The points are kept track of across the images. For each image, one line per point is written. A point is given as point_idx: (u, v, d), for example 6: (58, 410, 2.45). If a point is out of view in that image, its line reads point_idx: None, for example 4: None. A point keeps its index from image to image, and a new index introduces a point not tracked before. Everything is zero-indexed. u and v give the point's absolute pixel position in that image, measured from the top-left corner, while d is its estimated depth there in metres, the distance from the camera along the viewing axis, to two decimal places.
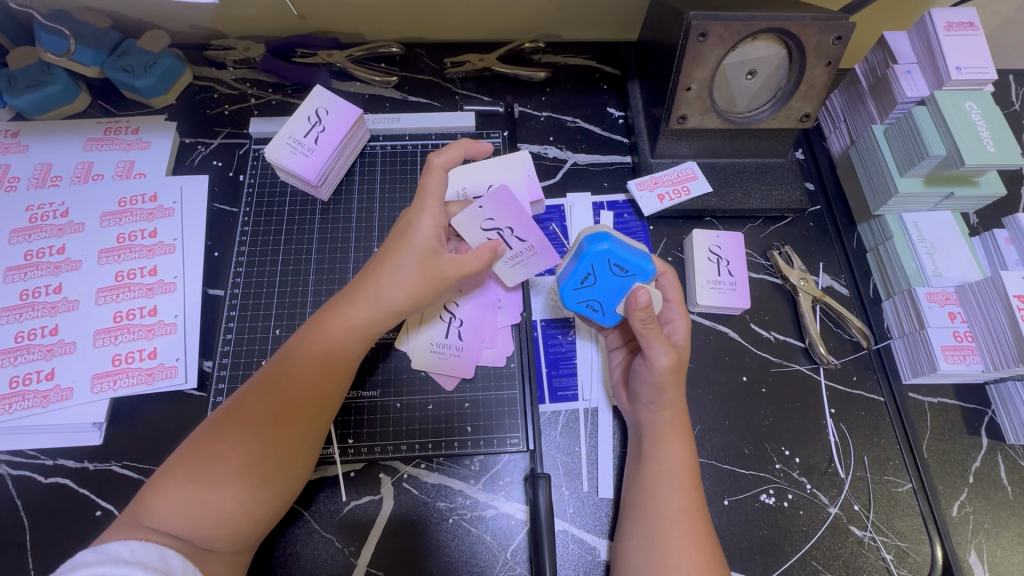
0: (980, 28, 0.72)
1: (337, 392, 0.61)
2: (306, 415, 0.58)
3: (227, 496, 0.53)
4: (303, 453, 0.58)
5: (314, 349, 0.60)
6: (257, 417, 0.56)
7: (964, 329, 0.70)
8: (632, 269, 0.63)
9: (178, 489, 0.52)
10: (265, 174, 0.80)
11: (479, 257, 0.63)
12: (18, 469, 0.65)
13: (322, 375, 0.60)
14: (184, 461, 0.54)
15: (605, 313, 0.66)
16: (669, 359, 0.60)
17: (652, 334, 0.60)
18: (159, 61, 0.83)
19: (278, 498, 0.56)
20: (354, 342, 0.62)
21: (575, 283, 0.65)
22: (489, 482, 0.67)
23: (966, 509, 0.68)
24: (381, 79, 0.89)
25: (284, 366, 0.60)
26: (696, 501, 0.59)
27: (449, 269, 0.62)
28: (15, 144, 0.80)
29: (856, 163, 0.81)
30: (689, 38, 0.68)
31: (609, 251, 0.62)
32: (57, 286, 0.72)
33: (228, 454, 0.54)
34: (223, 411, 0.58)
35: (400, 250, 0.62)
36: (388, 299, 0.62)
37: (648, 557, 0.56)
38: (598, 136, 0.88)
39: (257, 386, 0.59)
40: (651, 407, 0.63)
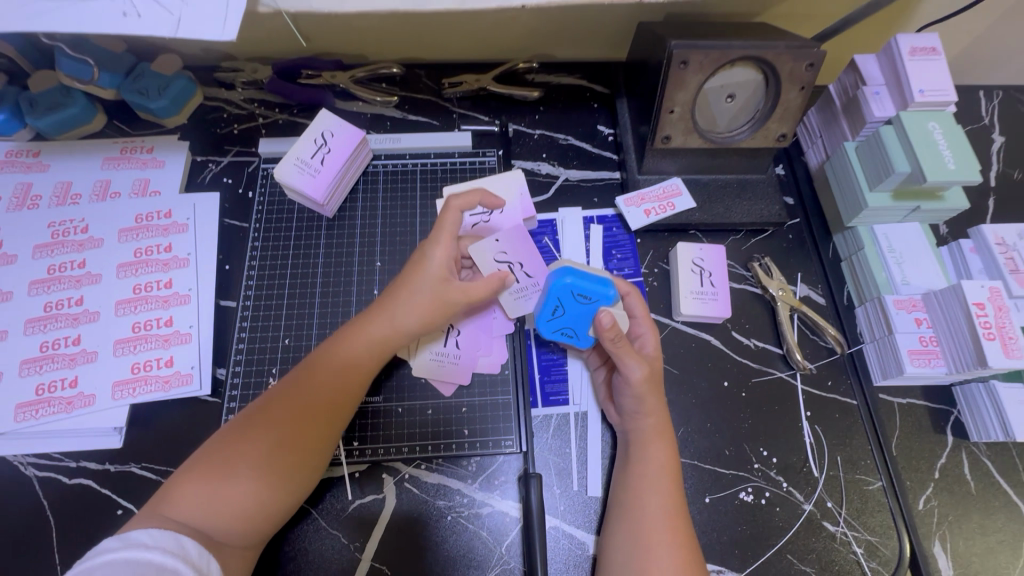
0: (942, 54, 0.77)
1: (351, 405, 0.66)
2: (322, 426, 0.63)
3: (244, 493, 0.57)
4: (315, 459, 0.63)
5: (333, 364, 0.65)
6: (278, 424, 0.61)
7: (929, 335, 0.75)
8: (596, 297, 0.68)
9: (199, 484, 0.57)
10: (273, 191, 0.85)
11: (485, 286, 0.69)
12: (43, 471, 0.70)
13: (341, 388, 0.65)
14: (206, 459, 0.59)
15: (579, 337, 0.72)
16: (643, 371, 0.66)
17: (623, 351, 0.65)
18: (173, 84, 0.88)
19: (288, 499, 0.61)
20: (370, 359, 0.67)
21: (547, 314, 0.70)
22: (485, 481, 0.72)
23: (932, 504, 0.73)
24: (382, 99, 0.93)
25: (304, 377, 0.65)
26: (678, 500, 0.63)
27: (458, 296, 0.68)
28: (37, 164, 0.85)
29: (831, 177, 0.86)
30: (670, 65, 0.73)
31: (571, 283, 0.67)
32: (78, 298, 0.76)
33: (249, 455, 0.59)
34: (245, 415, 0.63)
35: (414, 277, 0.68)
36: (402, 320, 0.67)
37: (632, 552, 0.60)
38: (588, 153, 0.93)
39: (279, 395, 0.63)
40: (635, 415, 0.68)
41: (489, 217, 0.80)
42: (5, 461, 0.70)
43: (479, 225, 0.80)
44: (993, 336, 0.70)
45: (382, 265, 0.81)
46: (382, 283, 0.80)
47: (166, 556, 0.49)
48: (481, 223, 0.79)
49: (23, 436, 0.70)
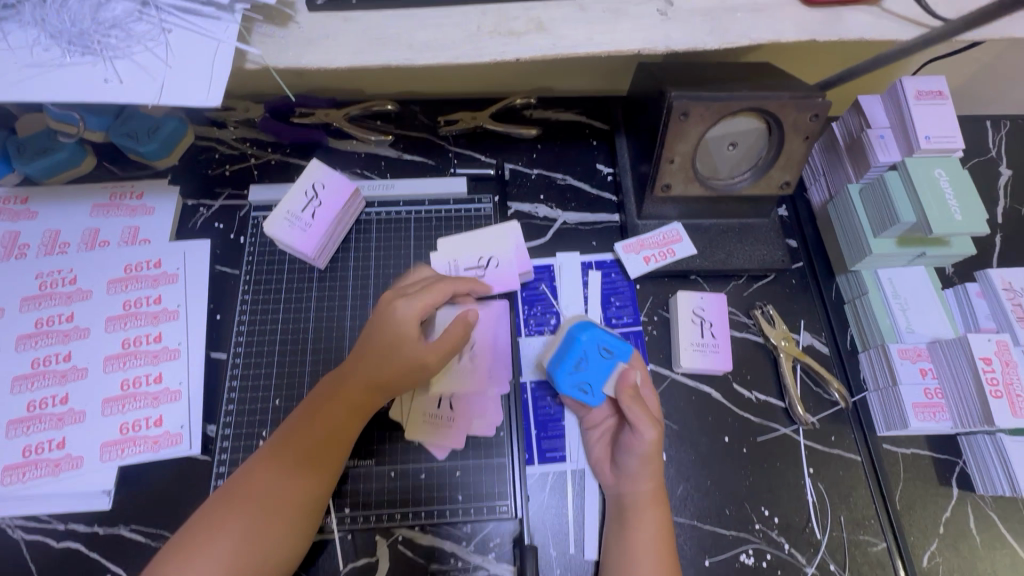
0: (949, 97, 0.75)
1: (332, 467, 0.65)
2: (301, 492, 0.62)
3: (225, 567, 0.57)
4: (298, 526, 0.62)
5: (312, 427, 0.65)
6: (257, 494, 0.61)
7: (934, 386, 0.74)
8: (616, 351, 0.68)
9: (176, 572, 0.57)
10: (264, 241, 0.83)
11: (457, 334, 0.67)
12: (31, 535, 0.69)
13: (319, 458, 0.64)
14: (184, 544, 0.59)
15: (595, 395, 0.67)
16: (655, 434, 0.65)
17: (640, 413, 0.64)
18: (165, 125, 0.86)
19: (273, 570, 0.60)
20: (349, 420, 0.65)
21: (568, 366, 0.68)
22: (480, 544, 0.70)
23: (936, 561, 0.71)
24: (377, 138, 0.92)
25: (284, 443, 0.64)
26: (672, 569, 0.62)
27: (429, 353, 0.65)
28: (25, 211, 0.83)
29: (834, 218, 0.84)
30: (670, 116, 0.70)
31: (594, 335, 0.68)
32: (66, 354, 0.75)
33: (229, 526, 0.59)
34: (229, 484, 0.63)
35: (382, 335, 0.65)
36: (376, 382, 0.65)
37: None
38: (587, 194, 0.91)
39: (260, 462, 0.64)
40: (634, 478, 0.66)
41: (485, 272, 0.79)
42: None
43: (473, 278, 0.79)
44: (1000, 394, 0.69)
45: None
46: None
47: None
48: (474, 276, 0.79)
49: (9, 501, 0.69)
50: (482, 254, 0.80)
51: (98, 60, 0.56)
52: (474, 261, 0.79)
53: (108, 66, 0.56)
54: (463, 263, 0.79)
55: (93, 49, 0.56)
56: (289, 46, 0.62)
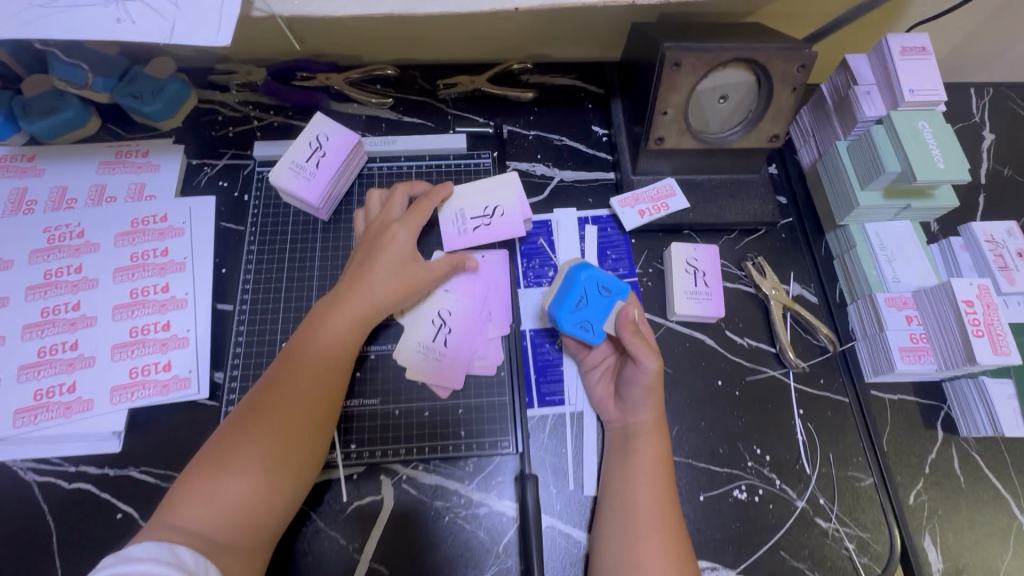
0: (932, 53, 0.77)
1: (339, 385, 0.68)
2: (313, 399, 0.65)
3: (250, 479, 0.59)
4: (314, 442, 0.65)
5: (317, 346, 0.68)
6: (271, 413, 0.63)
7: (919, 331, 0.76)
8: (614, 290, 0.71)
9: (199, 486, 0.58)
10: (269, 196, 0.85)
11: (446, 265, 0.75)
12: (43, 475, 0.70)
13: (329, 368, 0.67)
14: (203, 462, 0.60)
15: (596, 333, 0.71)
16: (656, 365, 0.67)
17: (641, 344, 0.67)
18: (167, 87, 0.88)
19: (293, 486, 0.62)
20: (351, 341, 0.69)
21: (569, 305, 0.71)
22: (482, 482, 0.72)
23: (922, 498, 0.74)
24: (377, 100, 0.94)
25: (290, 365, 0.66)
26: (670, 494, 0.65)
27: (424, 271, 0.74)
28: (31, 168, 0.85)
29: (823, 175, 0.87)
30: (663, 67, 0.73)
31: (592, 274, 0.71)
32: (75, 303, 0.76)
33: (247, 446, 0.60)
34: (237, 413, 0.64)
35: (380, 257, 0.72)
36: (379, 295, 0.71)
37: (624, 543, 0.62)
38: (583, 154, 0.93)
39: (267, 386, 0.65)
40: (639, 408, 0.69)
41: (490, 221, 0.81)
42: (5, 466, 0.70)
43: (479, 228, 0.80)
44: (982, 333, 0.71)
45: None
46: None
47: (160, 565, 0.49)
48: (481, 226, 0.80)
49: (21, 442, 0.71)
50: (487, 204, 0.82)
51: (110, 2, 0.56)
52: (481, 210, 0.81)
53: (121, 6, 0.56)
54: (469, 213, 0.81)
55: None
56: None
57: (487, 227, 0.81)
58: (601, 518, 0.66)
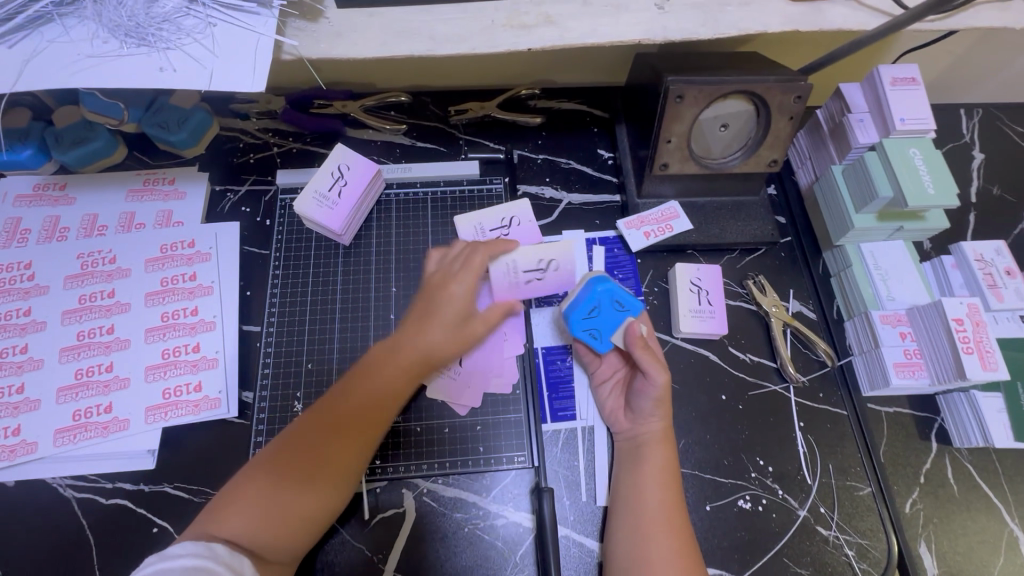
0: (920, 83, 0.82)
1: (377, 433, 0.70)
2: (354, 449, 0.68)
3: (282, 509, 0.63)
4: (344, 484, 0.67)
5: (362, 394, 0.70)
6: (311, 453, 0.66)
7: (913, 347, 0.80)
8: (628, 306, 0.75)
9: (241, 509, 0.62)
10: (292, 220, 0.89)
11: (500, 314, 0.75)
12: (81, 492, 0.74)
13: (374, 416, 0.69)
14: (247, 485, 0.64)
15: (603, 342, 0.75)
16: (665, 379, 0.71)
17: (650, 359, 0.71)
18: (191, 117, 0.91)
19: (319, 520, 0.66)
20: (398, 391, 0.71)
21: (582, 313, 0.75)
22: (498, 494, 0.76)
23: (918, 507, 0.78)
24: (391, 127, 0.98)
25: (334, 409, 0.69)
26: (676, 501, 0.69)
27: (475, 326, 0.74)
28: (64, 197, 0.89)
29: (819, 198, 0.91)
30: (667, 99, 0.77)
31: (610, 288, 0.75)
32: (109, 327, 0.80)
33: (284, 480, 0.64)
34: (280, 444, 0.67)
35: (440, 307, 0.73)
36: (431, 349, 0.72)
37: (633, 545, 0.66)
38: (589, 177, 0.97)
39: (310, 426, 0.68)
40: (647, 417, 0.73)
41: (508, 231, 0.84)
42: (45, 484, 0.74)
43: (498, 239, 0.84)
44: (971, 350, 0.75)
45: (397, 289, 0.85)
46: (398, 306, 0.84)
47: (198, 559, 0.55)
48: (499, 237, 0.84)
49: (61, 460, 0.74)
50: (503, 215, 0.85)
51: (153, 52, 0.60)
52: (497, 222, 0.84)
53: (163, 57, 0.60)
54: (522, 265, 0.77)
55: (149, 42, 0.60)
56: (321, 39, 0.67)
57: (505, 237, 0.84)
58: (611, 524, 0.70)
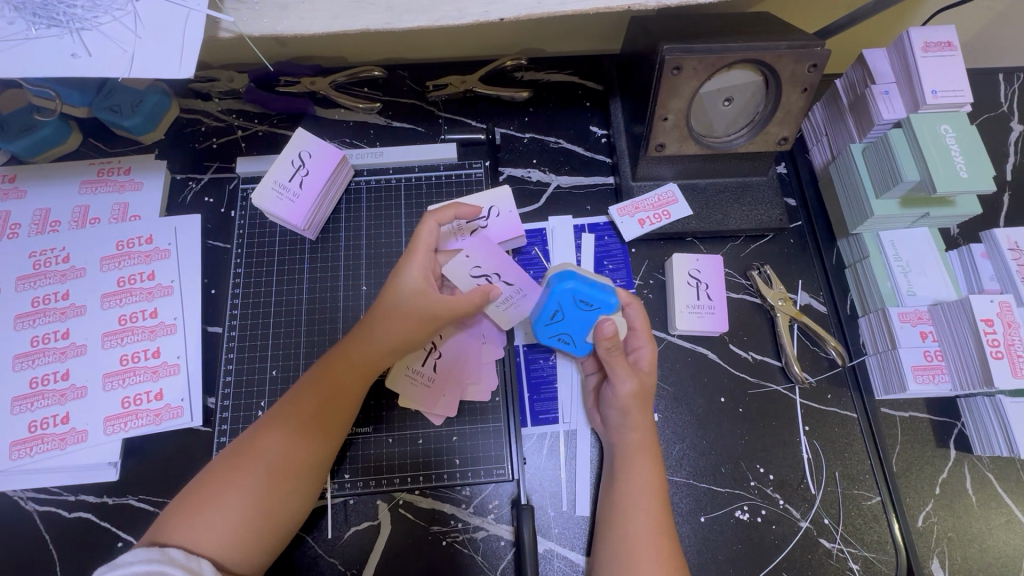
0: (958, 48, 0.71)
1: (338, 434, 0.65)
2: (310, 452, 0.62)
3: (235, 520, 0.57)
4: (302, 491, 0.62)
5: (319, 392, 0.64)
6: (268, 456, 0.60)
7: (935, 348, 0.73)
8: (597, 304, 0.67)
9: (189, 517, 0.56)
10: (254, 212, 0.83)
11: (467, 301, 0.67)
12: (43, 505, 0.71)
13: (331, 416, 0.64)
14: (197, 492, 0.58)
15: (576, 345, 0.71)
16: (633, 385, 0.65)
17: (617, 360, 0.65)
18: (145, 99, 0.84)
19: (280, 529, 0.60)
20: (355, 388, 0.66)
21: (545, 318, 0.70)
22: (479, 506, 0.72)
23: (931, 520, 0.72)
24: (364, 106, 0.89)
25: (292, 405, 0.64)
26: (663, 517, 0.63)
27: (437, 308, 0.66)
28: (13, 190, 0.82)
29: (836, 180, 0.82)
30: (663, 71, 0.67)
31: (574, 287, 0.67)
32: (64, 331, 0.76)
33: (240, 485, 0.58)
34: (235, 445, 0.62)
35: (392, 297, 0.67)
36: (382, 339, 0.66)
37: (616, 567, 0.60)
38: (581, 157, 0.88)
39: (266, 426, 0.63)
40: (621, 429, 0.67)
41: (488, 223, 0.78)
42: (5, 496, 0.71)
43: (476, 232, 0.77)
44: (1001, 354, 0.67)
45: (367, 286, 0.80)
46: (369, 307, 0.79)
47: (153, 563, 0.48)
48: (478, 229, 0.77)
49: (20, 474, 0.71)
50: (480, 206, 0.78)
51: (65, 33, 0.53)
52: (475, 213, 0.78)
53: (75, 39, 0.53)
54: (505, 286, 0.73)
55: (60, 21, 0.53)
56: (263, 12, 0.58)
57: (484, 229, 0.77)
58: (598, 540, 0.65)
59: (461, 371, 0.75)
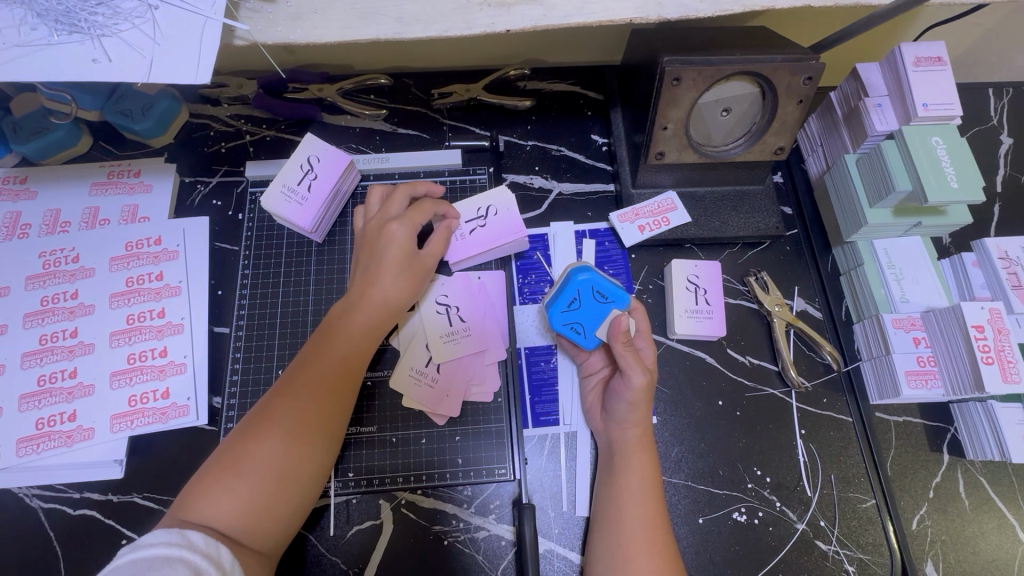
0: (948, 63, 0.74)
1: (352, 392, 0.66)
2: (325, 412, 0.63)
3: (254, 491, 0.57)
4: (320, 456, 0.62)
5: (328, 352, 0.66)
6: (284, 418, 0.61)
7: (927, 354, 0.74)
8: (611, 297, 0.71)
9: (209, 490, 0.57)
10: (263, 214, 0.85)
11: (444, 240, 0.73)
12: (48, 502, 0.71)
13: (344, 374, 0.65)
14: (217, 464, 0.58)
15: (586, 336, 0.71)
16: (643, 380, 0.66)
17: (631, 357, 0.66)
18: (156, 104, 0.85)
19: (299, 496, 0.60)
20: (363, 343, 0.68)
21: (562, 305, 0.72)
22: (480, 507, 0.73)
23: (925, 523, 0.73)
24: (370, 113, 0.90)
25: (304, 369, 0.65)
26: (658, 512, 0.64)
27: (428, 260, 0.72)
28: (24, 191, 0.83)
29: (831, 189, 0.84)
30: (663, 82, 0.69)
31: (592, 277, 0.71)
32: (73, 330, 0.77)
33: (258, 454, 0.59)
34: (250, 416, 0.62)
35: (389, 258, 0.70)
36: (387, 293, 0.69)
37: (613, 560, 0.61)
38: (582, 165, 0.90)
39: (276, 398, 0.63)
40: (623, 425, 0.69)
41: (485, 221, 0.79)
42: (10, 493, 0.72)
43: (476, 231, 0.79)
44: (992, 360, 0.69)
45: None
46: None
47: (172, 548, 0.49)
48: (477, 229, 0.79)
49: (27, 470, 0.72)
50: (480, 206, 0.79)
51: (86, 39, 0.55)
52: (473, 213, 0.79)
53: (96, 45, 0.55)
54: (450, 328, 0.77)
55: (81, 28, 0.55)
56: (277, 21, 0.60)
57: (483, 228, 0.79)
58: (595, 536, 0.66)
59: (466, 370, 0.77)
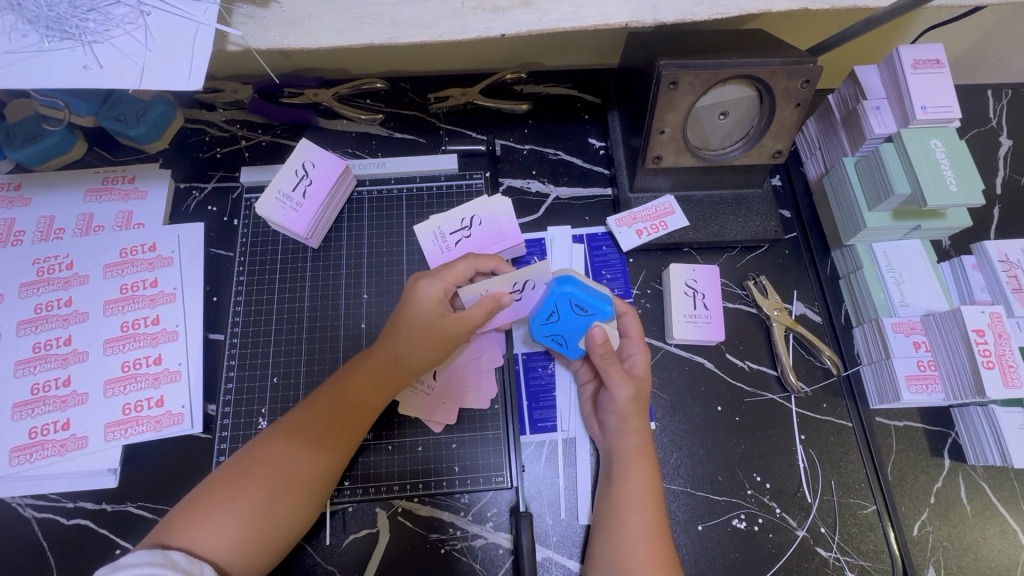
0: (946, 66, 0.73)
1: (353, 441, 0.65)
2: (325, 459, 0.63)
3: (243, 526, 0.57)
4: (312, 499, 0.62)
5: (336, 397, 0.65)
6: (282, 463, 0.61)
7: (927, 358, 0.74)
8: (593, 310, 0.67)
9: (200, 518, 0.57)
10: (258, 221, 0.84)
11: (482, 311, 0.66)
12: (40, 512, 0.71)
13: (348, 423, 0.65)
14: (210, 493, 0.58)
15: (569, 347, 0.71)
16: (629, 390, 0.66)
17: (610, 367, 0.66)
18: (151, 110, 0.84)
19: (286, 536, 0.60)
20: (374, 395, 0.67)
21: (542, 319, 0.69)
22: (478, 514, 0.72)
23: (926, 529, 0.73)
24: (366, 117, 0.90)
25: (310, 410, 0.64)
26: (658, 521, 0.63)
27: (456, 326, 0.67)
28: (18, 198, 0.83)
29: (829, 192, 0.83)
30: (660, 86, 0.68)
31: (572, 291, 0.66)
32: (66, 338, 0.76)
33: (250, 490, 0.59)
34: (250, 449, 0.62)
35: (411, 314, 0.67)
36: (404, 351, 0.67)
37: (612, 569, 0.61)
38: (579, 169, 0.90)
39: (279, 435, 0.63)
40: (618, 434, 0.68)
41: (470, 230, 0.80)
42: (4, 502, 0.71)
43: (460, 241, 0.80)
44: (992, 364, 0.69)
45: (369, 296, 0.81)
46: (370, 316, 0.80)
47: (155, 566, 0.48)
48: (461, 239, 0.80)
49: (19, 480, 0.71)
50: (463, 216, 0.80)
51: (78, 45, 0.54)
52: (457, 224, 0.80)
53: (87, 51, 0.54)
54: None
55: (71, 34, 0.54)
56: (270, 27, 0.60)
57: (467, 238, 0.80)
58: (594, 543, 0.65)
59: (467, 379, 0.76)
